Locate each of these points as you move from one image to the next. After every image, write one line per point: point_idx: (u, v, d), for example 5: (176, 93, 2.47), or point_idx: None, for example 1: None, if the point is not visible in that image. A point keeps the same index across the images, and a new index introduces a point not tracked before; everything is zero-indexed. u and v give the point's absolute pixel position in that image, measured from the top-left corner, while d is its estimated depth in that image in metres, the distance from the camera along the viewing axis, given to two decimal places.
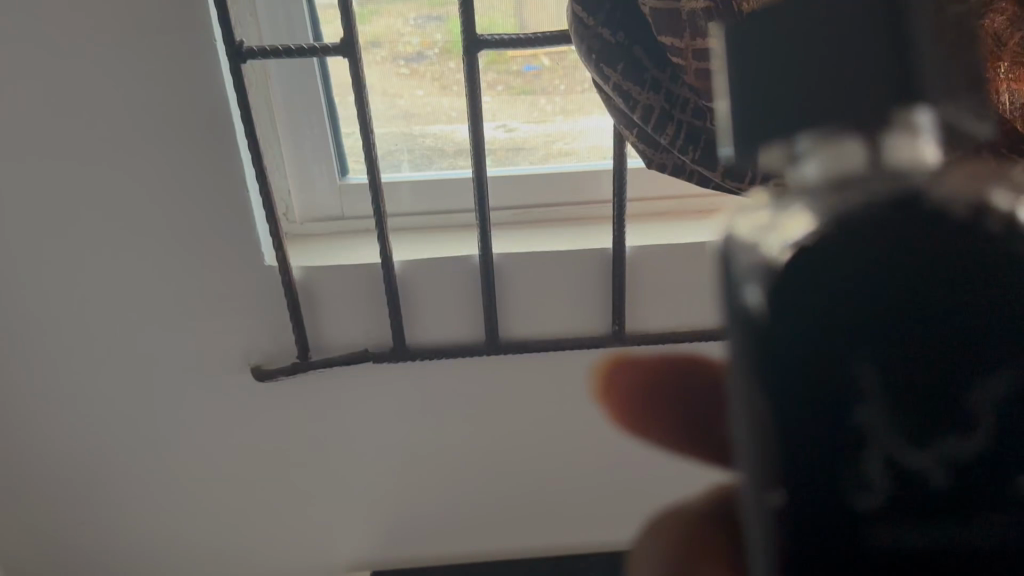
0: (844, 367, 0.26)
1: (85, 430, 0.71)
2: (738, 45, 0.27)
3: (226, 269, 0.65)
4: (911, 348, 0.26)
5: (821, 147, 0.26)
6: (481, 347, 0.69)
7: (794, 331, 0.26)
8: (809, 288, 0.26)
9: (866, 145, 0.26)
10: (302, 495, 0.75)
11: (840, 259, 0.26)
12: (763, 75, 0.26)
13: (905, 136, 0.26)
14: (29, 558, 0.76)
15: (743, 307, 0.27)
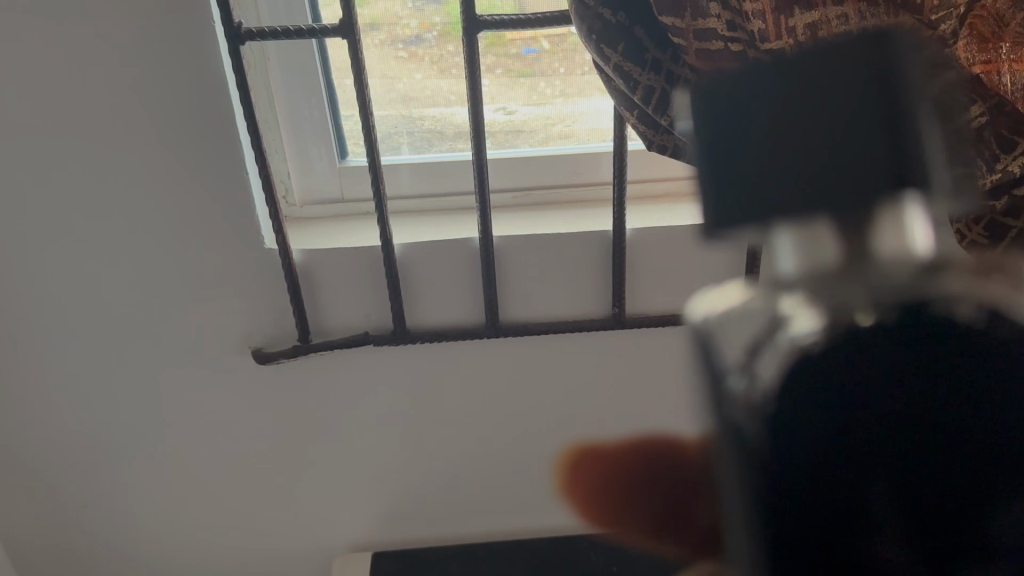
0: (840, 444, 0.32)
1: (89, 415, 0.71)
2: (729, 100, 0.29)
3: (228, 253, 0.65)
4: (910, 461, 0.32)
5: (801, 242, 0.29)
6: (482, 329, 0.69)
7: (789, 409, 0.33)
8: (798, 385, 0.33)
9: (845, 246, 0.29)
10: (308, 477, 0.76)
11: (825, 355, 0.33)
12: (750, 137, 0.28)
13: (895, 233, 0.29)
14: (33, 542, 0.76)
15: (731, 390, 0.34)
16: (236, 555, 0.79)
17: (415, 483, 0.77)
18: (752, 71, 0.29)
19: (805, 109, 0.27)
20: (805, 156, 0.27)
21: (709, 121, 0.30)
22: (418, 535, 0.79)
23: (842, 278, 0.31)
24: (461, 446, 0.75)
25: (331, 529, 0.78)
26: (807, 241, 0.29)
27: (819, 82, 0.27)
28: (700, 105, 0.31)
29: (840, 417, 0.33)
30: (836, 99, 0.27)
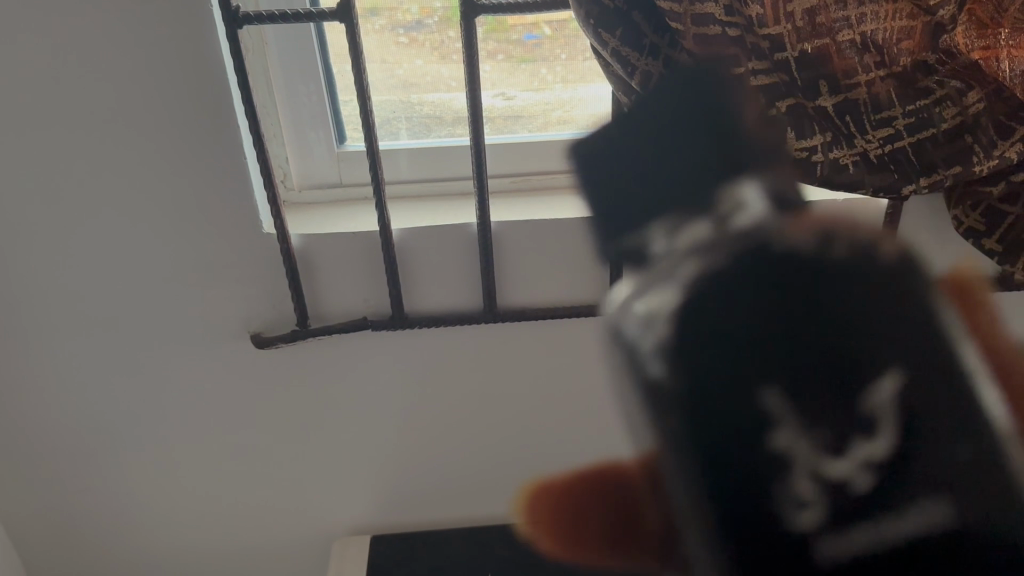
0: (721, 415, 0.49)
1: (87, 400, 0.71)
2: (593, 166, 0.52)
3: (228, 238, 0.65)
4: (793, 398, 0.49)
5: (675, 233, 0.47)
6: (481, 315, 0.69)
7: (710, 402, 0.49)
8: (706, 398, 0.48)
9: (703, 232, 0.46)
10: (307, 462, 0.76)
11: (736, 287, 0.47)
12: (608, 193, 0.50)
13: (733, 208, 0.46)
14: (34, 526, 0.77)
15: (653, 377, 0.49)
16: (237, 540, 0.80)
17: (412, 469, 0.77)
18: (604, 138, 0.51)
19: (643, 160, 0.48)
20: (641, 179, 0.48)
21: (607, 184, 0.50)
22: (414, 520, 0.80)
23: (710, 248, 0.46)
24: (460, 431, 0.76)
25: (329, 514, 0.79)
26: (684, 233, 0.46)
27: (643, 138, 0.49)
28: (579, 164, 0.53)
29: (727, 363, 0.48)
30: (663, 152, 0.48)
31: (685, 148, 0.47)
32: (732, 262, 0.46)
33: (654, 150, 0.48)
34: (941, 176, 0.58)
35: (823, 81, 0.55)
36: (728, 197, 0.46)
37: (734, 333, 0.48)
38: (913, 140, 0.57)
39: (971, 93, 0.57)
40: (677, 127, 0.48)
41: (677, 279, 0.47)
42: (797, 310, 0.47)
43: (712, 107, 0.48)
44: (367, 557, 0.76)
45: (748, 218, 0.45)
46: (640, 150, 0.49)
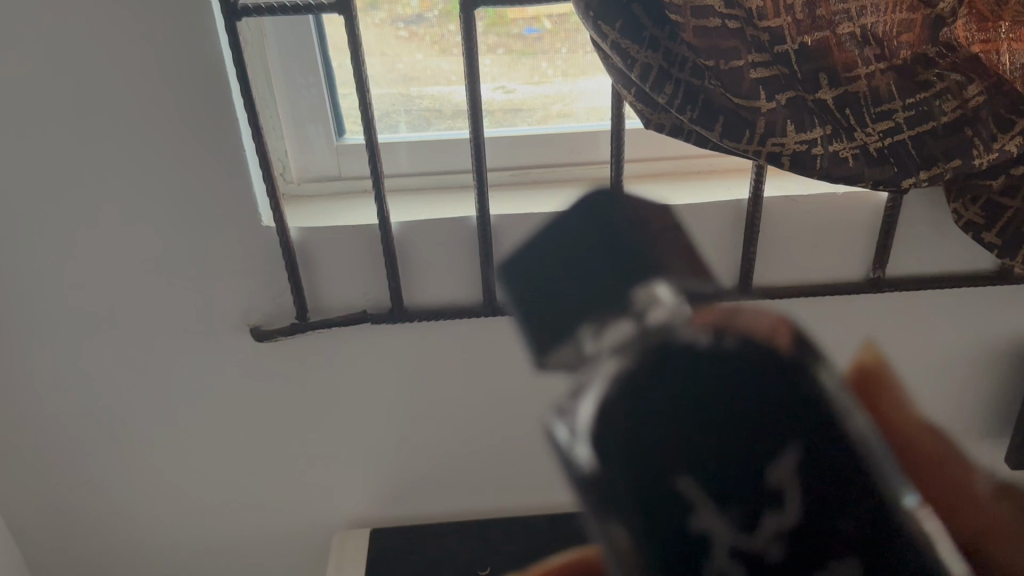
0: (669, 468, 0.45)
1: (87, 394, 0.71)
2: (518, 278, 0.59)
3: (227, 232, 0.65)
4: (705, 486, 0.45)
5: (604, 334, 0.48)
6: (480, 309, 0.69)
7: (652, 459, 0.45)
8: (667, 470, 0.45)
9: (626, 328, 0.48)
10: (307, 456, 0.76)
11: (667, 416, 0.46)
12: (541, 306, 0.55)
13: (650, 307, 0.49)
14: (34, 519, 0.77)
15: (577, 461, 0.44)
16: (238, 534, 0.80)
17: (411, 463, 0.78)
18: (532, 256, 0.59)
19: (549, 272, 0.56)
20: (567, 294, 0.52)
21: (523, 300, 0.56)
22: (414, 513, 0.80)
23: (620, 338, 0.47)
24: (459, 425, 0.76)
25: (329, 507, 0.79)
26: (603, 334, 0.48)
27: (551, 260, 0.57)
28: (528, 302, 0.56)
29: (667, 444, 0.46)
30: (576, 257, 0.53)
31: (601, 284, 0.51)
32: (663, 367, 0.46)
33: (569, 266, 0.53)
34: (941, 171, 0.58)
35: (822, 75, 0.56)
36: (641, 294, 0.50)
37: (678, 433, 0.46)
38: (913, 134, 0.57)
39: (971, 87, 0.57)
40: (588, 272, 0.52)
41: (601, 373, 0.46)
42: (688, 405, 0.46)
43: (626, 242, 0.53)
44: (367, 549, 0.76)
45: (661, 311, 0.48)
46: (590, 251, 0.53)
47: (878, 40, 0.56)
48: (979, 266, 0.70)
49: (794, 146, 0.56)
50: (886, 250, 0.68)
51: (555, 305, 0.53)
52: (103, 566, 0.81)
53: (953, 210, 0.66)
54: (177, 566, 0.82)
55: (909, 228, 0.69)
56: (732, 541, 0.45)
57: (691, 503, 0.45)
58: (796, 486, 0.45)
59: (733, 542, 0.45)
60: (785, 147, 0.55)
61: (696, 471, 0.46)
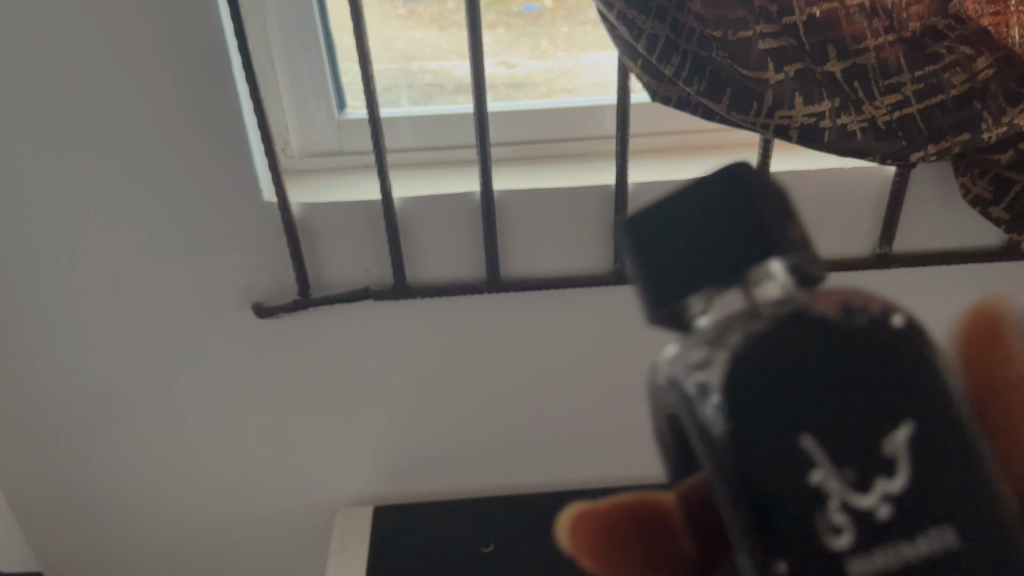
0: (780, 441, 0.22)
1: (86, 369, 0.71)
2: (640, 236, 0.26)
3: (227, 206, 0.64)
4: (836, 437, 0.22)
5: (714, 304, 0.25)
6: (484, 285, 0.69)
7: (758, 434, 0.22)
8: (776, 455, 0.22)
9: (742, 294, 0.24)
10: (309, 435, 0.76)
11: (787, 363, 0.22)
12: (651, 271, 0.26)
13: (762, 280, 0.25)
14: (35, 494, 0.77)
15: (703, 422, 0.23)
16: (240, 513, 0.80)
17: (413, 441, 0.77)
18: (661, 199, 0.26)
19: (664, 234, 0.26)
20: (682, 246, 0.25)
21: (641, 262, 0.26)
22: (415, 490, 0.80)
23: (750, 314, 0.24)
24: (463, 403, 0.76)
25: (331, 485, 0.79)
26: (720, 308, 0.24)
27: (665, 220, 0.26)
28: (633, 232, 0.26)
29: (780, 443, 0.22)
30: (688, 213, 0.25)
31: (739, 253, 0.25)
32: (784, 336, 0.23)
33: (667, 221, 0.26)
34: (950, 145, 0.58)
35: (830, 46, 0.55)
36: (756, 270, 0.25)
37: (797, 437, 0.22)
38: (922, 107, 0.57)
39: (981, 60, 0.56)
40: (700, 212, 0.25)
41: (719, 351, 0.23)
42: (813, 371, 0.22)
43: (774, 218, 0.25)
44: (370, 525, 0.77)
45: (777, 290, 0.24)
46: (701, 206, 0.25)
47: (886, 12, 0.55)
48: (986, 241, 0.70)
49: (802, 120, 0.55)
50: (892, 221, 0.68)
51: (670, 271, 0.25)
52: (104, 544, 0.81)
53: (961, 184, 0.65)
54: (180, 544, 0.82)
55: (915, 204, 0.69)
56: (852, 503, 0.22)
57: (814, 468, 0.22)
58: (925, 463, 0.23)
59: (850, 501, 0.22)
60: (794, 120, 0.55)
61: (829, 427, 0.22)
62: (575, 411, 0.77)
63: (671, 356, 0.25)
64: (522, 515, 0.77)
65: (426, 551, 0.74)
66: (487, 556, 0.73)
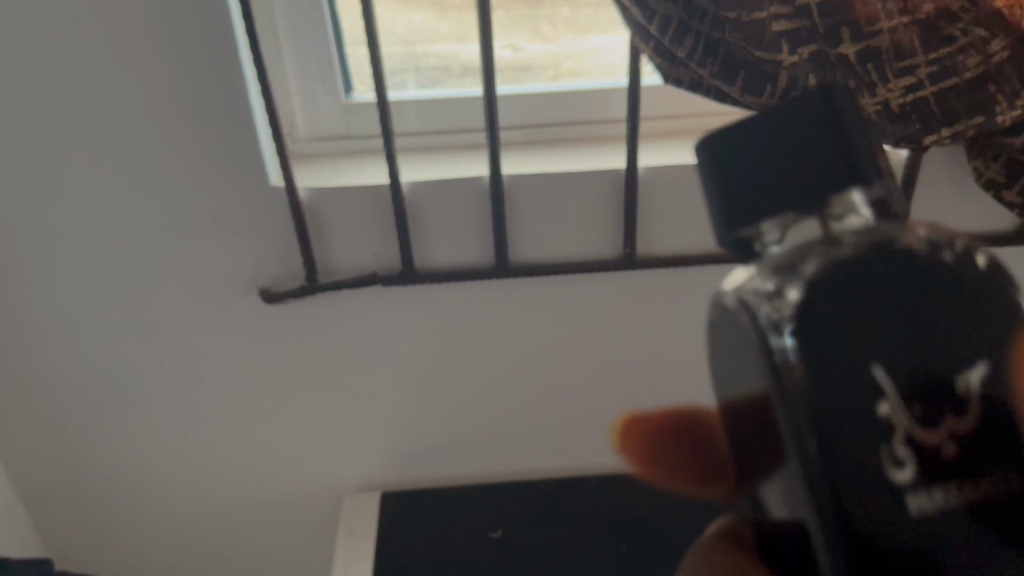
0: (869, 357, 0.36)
1: (94, 354, 0.70)
2: (724, 157, 0.40)
3: (234, 190, 0.64)
4: (910, 362, 0.36)
5: (790, 229, 0.40)
6: (492, 269, 0.68)
7: (853, 351, 0.36)
8: (856, 361, 0.36)
9: (818, 225, 0.39)
10: (317, 422, 0.76)
11: (883, 297, 0.36)
12: (736, 178, 0.40)
13: (845, 213, 0.39)
14: (43, 480, 0.77)
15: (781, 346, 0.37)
16: (245, 500, 0.80)
17: (421, 427, 0.77)
18: (751, 126, 0.40)
19: (757, 155, 0.39)
20: (775, 170, 0.39)
21: (724, 165, 0.40)
22: (423, 477, 0.80)
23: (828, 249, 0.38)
24: (471, 388, 0.75)
25: (339, 472, 0.79)
26: (796, 232, 0.39)
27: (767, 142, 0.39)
28: (726, 152, 0.40)
29: (867, 355, 0.36)
30: (788, 138, 0.39)
31: (823, 177, 0.38)
32: (878, 280, 0.36)
33: (775, 147, 0.39)
34: (963, 128, 0.57)
35: (845, 28, 0.54)
36: (840, 201, 0.39)
37: (881, 351, 0.36)
38: (936, 90, 0.56)
39: (996, 42, 0.55)
40: (805, 137, 0.39)
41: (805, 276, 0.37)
42: (904, 307, 0.36)
43: (854, 146, 0.39)
44: (378, 512, 0.77)
45: (858, 221, 0.39)
46: (793, 133, 0.39)
47: None
48: (998, 226, 0.69)
49: None
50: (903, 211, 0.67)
51: (754, 182, 0.40)
52: (109, 531, 0.80)
53: (975, 168, 0.65)
54: (185, 532, 0.81)
55: (926, 189, 0.68)
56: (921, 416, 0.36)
57: (886, 395, 0.36)
58: (983, 392, 0.37)
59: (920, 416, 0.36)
60: None
61: (911, 353, 0.36)
62: (584, 397, 0.77)
63: (756, 277, 0.40)
64: (530, 502, 0.78)
65: (434, 536, 0.75)
66: (495, 542, 0.74)
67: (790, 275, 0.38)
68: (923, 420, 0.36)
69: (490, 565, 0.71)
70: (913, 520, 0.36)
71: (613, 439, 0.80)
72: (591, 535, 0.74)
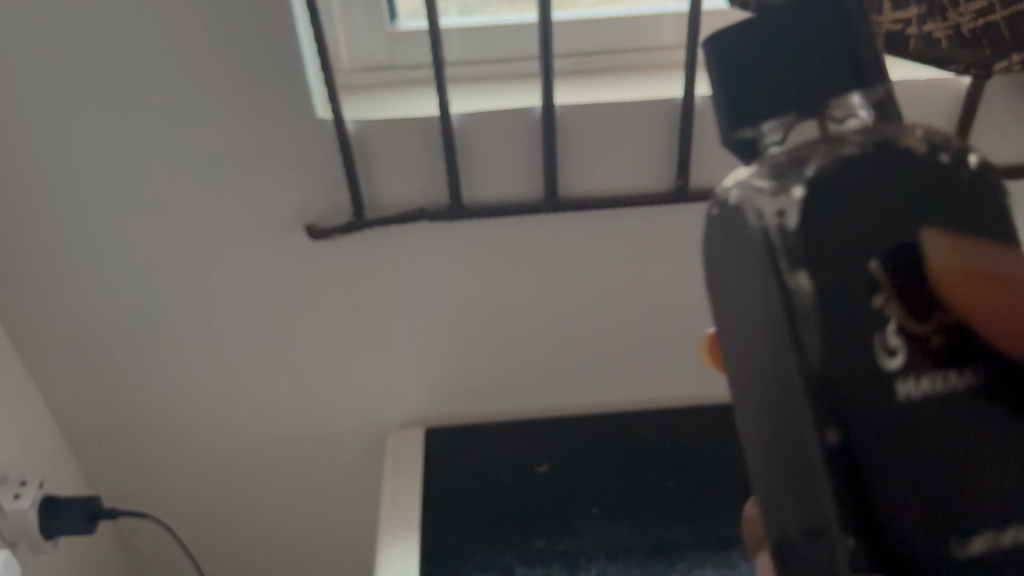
0: (861, 252, 0.32)
1: (137, 295, 0.70)
2: (723, 57, 0.37)
3: (279, 123, 0.62)
4: (902, 252, 0.32)
5: (783, 125, 0.36)
6: (543, 203, 0.67)
7: (842, 241, 0.32)
8: (849, 255, 0.32)
9: (817, 124, 0.35)
10: (361, 359, 0.75)
11: (873, 184, 0.32)
12: (733, 83, 0.37)
13: (841, 108, 0.35)
14: (88, 422, 0.77)
15: (775, 233, 0.33)
16: (288, 437, 0.80)
17: (465, 364, 0.77)
18: (759, 25, 0.36)
19: (763, 54, 0.35)
20: (778, 70, 0.35)
21: (723, 69, 0.37)
22: (466, 412, 0.80)
23: (823, 144, 0.33)
24: (516, 324, 0.75)
25: (383, 409, 0.79)
26: (795, 130, 0.36)
27: (770, 39, 0.35)
28: (729, 47, 0.36)
29: (856, 246, 0.32)
30: (787, 40, 0.35)
31: (810, 82, 0.35)
32: (866, 166, 0.32)
33: (778, 51, 0.35)
34: None
35: None
36: (836, 102, 0.35)
37: (871, 241, 0.32)
38: (1008, 15, 0.53)
39: None
40: (801, 42, 0.35)
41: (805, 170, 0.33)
42: (888, 195, 0.32)
43: (859, 48, 0.35)
44: (423, 447, 0.78)
45: (853, 118, 0.35)
46: (796, 37, 0.35)
47: None
48: None
49: (889, 26, 0.54)
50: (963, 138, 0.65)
51: (753, 86, 0.36)
52: (153, 470, 0.81)
53: None
54: (228, 470, 0.82)
55: (988, 115, 0.66)
56: (908, 316, 0.32)
57: (878, 289, 0.32)
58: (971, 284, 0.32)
59: (906, 316, 0.32)
60: (880, 26, 0.54)
61: (901, 244, 0.32)
62: (628, 331, 0.76)
63: (752, 178, 0.35)
64: (576, 435, 0.79)
65: (480, 471, 0.76)
66: (542, 475, 0.75)
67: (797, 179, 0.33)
68: (908, 320, 0.32)
69: (538, 499, 0.73)
70: (903, 422, 0.32)
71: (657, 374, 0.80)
72: (636, 467, 0.75)
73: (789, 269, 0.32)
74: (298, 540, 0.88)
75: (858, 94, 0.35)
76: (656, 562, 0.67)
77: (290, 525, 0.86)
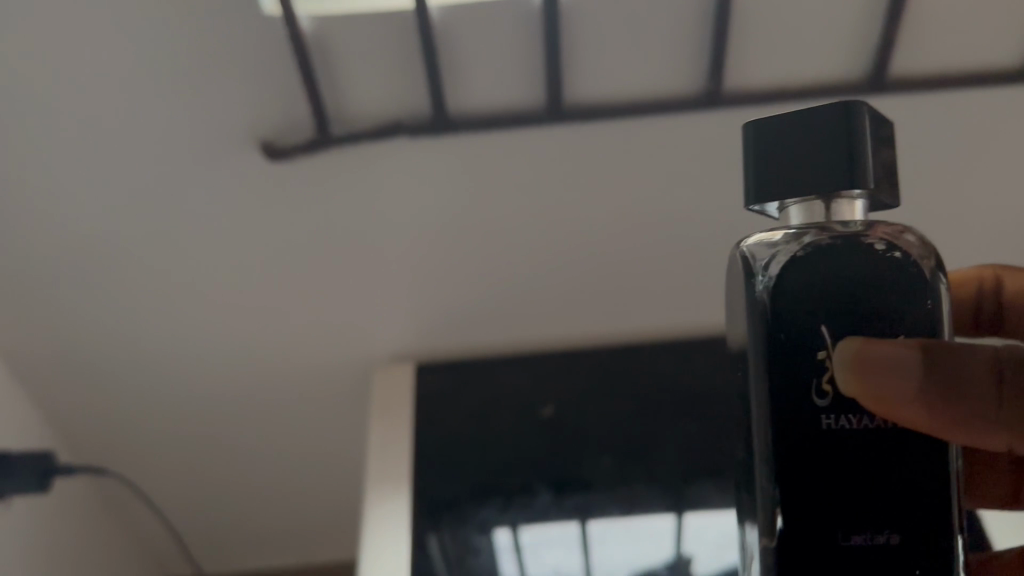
0: (813, 316, 0.34)
1: (72, 231, 0.60)
2: (758, 131, 0.37)
3: (217, 22, 0.51)
4: (853, 327, 0.34)
5: (800, 207, 0.36)
6: (544, 114, 0.56)
7: (797, 303, 0.34)
8: (805, 319, 0.34)
9: (822, 209, 0.35)
10: (340, 294, 0.66)
11: (834, 263, 0.34)
12: (758, 160, 0.37)
13: (846, 206, 0.35)
14: (35, 371, 0.68)
15: (753, 286, 0.35)
16: (264, 382, 0.71)
17: (459, 296, 0.67)
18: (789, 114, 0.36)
19: (787, 139, 0.36)
20: (795, 157, 0.36)
21: (751, 141, 0.37)
22: (461, 345, 0.72)
23: (818, 233, 0.35)
24: (519, 255, 0.64)
25: (369, 346, 0.70)
26: (804, 212, 0.36)
27: (793, 125, 0.36)
28: (751, 130, 0.37)
29: (810, 311, 0.34)
30: (809, 131, 0.35)
31: (814, 173, 0.35)
32: (831, 247, 0.34)
33: (796, 138, 0.36)
34: None
35: None
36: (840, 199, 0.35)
37: (821, 311, 0.34)
38: None
39: None
40: (817, 136, 0.35)
41: (789, 250, 0.35)
42: (846, 274, 0.34)
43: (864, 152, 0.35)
44: (415, 391, 0.69)
45: (850, 214, 0.35)
46: (813, 128, 0.35)
47: None
48: None
49: None
50: None
51: (771, 169, 0.36)
52: (117, 420, 0.72)
53: None
54: (201, 418, 0.73)
55: None
56: None
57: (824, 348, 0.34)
58: None
59: None
60: None
61: (851, 320, 0.34)
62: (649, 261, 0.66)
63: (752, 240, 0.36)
64: (586, 371, 0.70)
65: (478, 415, 0.68)
66: (548, 421, 0.67)
67: (776, 255, 0.35)
68: None
69: (545, 450, 0.66)
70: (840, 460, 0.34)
71: (682, 306, 0.70)
72: (655, 411, 0.67)
73: (755, 310, 0.35)
74: (287, 485, 0.80)
75: (857, 197, 0.35)
76: (678, 504, 0.61)
77: (276, 471, 0.79)
